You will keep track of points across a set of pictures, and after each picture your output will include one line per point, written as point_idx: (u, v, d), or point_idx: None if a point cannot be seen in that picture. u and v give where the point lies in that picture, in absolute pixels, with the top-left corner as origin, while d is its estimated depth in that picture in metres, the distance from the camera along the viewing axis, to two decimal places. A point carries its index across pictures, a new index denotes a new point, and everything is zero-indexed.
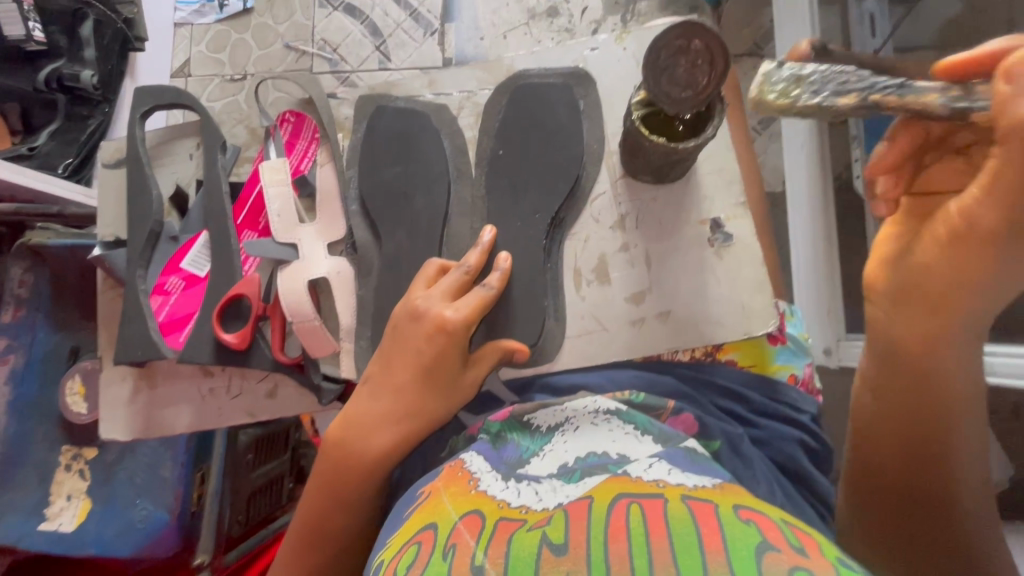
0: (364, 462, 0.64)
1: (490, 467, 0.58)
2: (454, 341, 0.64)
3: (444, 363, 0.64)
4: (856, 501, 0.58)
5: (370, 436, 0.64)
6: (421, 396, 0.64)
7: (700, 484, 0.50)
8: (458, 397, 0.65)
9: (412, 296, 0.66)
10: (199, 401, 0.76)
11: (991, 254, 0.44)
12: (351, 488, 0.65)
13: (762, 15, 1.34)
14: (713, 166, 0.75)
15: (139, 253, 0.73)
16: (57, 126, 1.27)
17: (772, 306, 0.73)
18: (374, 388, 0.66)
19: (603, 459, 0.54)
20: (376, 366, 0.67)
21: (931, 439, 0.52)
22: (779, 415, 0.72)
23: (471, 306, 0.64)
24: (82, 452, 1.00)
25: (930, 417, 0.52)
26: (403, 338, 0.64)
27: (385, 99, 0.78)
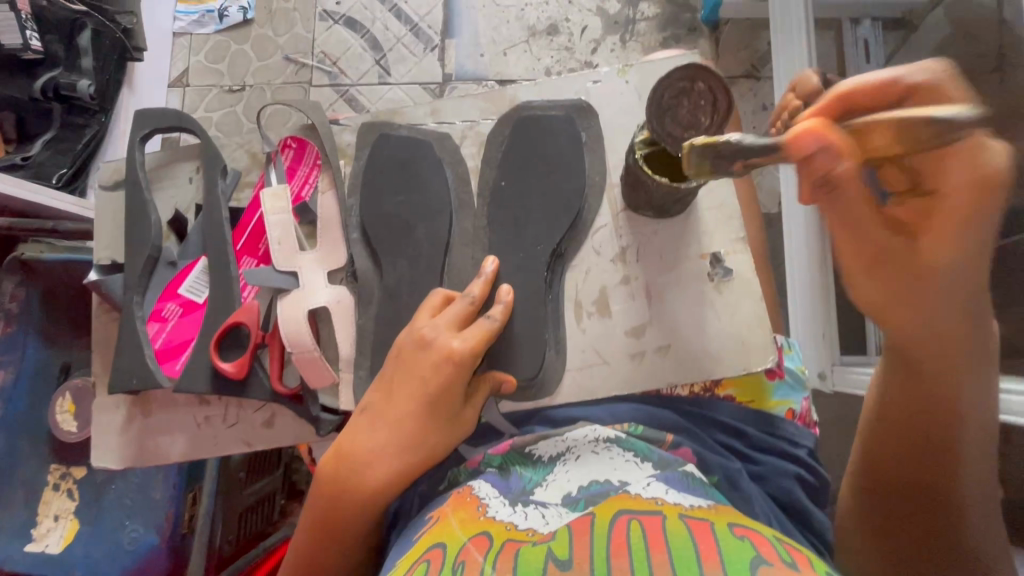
0: (364, 495, 0.64)
1: (497, 493, 0.63)
2: (460, 372, 0.64)
3: (449, 393, 0.64)
4: (863, 500, 0.67)
5: (370, 470, 0.63)
6: (422, 428, 0.64)
7: (694, 504, 0.55)
8: (457, 430, 0.66)
9: (418, 323, 0.66)
10: (193, 429, 0.75)
11: (925, 283, 0.56)
12: (347, 519, 0.64)
13: (760, 39, 1.36)
14: (713, 202, 0.77)
15: (138, 278, 0.73)
16: (51, 135, 1.24)
17: (771, 341, 0.75)
18: (372, 418, 0.65)
19: (604, 487, 0.60)
20: (375, 394, 0.66)
21: (926, 440, 0.61)
22: (776, 449, 0.75)
23: (477, 337, 0.64)
24: (71, 471, 0.98)
25: (915, 420, 0.61)
26: (410, 363, 0.64)
27: (389, 126, 0.78)
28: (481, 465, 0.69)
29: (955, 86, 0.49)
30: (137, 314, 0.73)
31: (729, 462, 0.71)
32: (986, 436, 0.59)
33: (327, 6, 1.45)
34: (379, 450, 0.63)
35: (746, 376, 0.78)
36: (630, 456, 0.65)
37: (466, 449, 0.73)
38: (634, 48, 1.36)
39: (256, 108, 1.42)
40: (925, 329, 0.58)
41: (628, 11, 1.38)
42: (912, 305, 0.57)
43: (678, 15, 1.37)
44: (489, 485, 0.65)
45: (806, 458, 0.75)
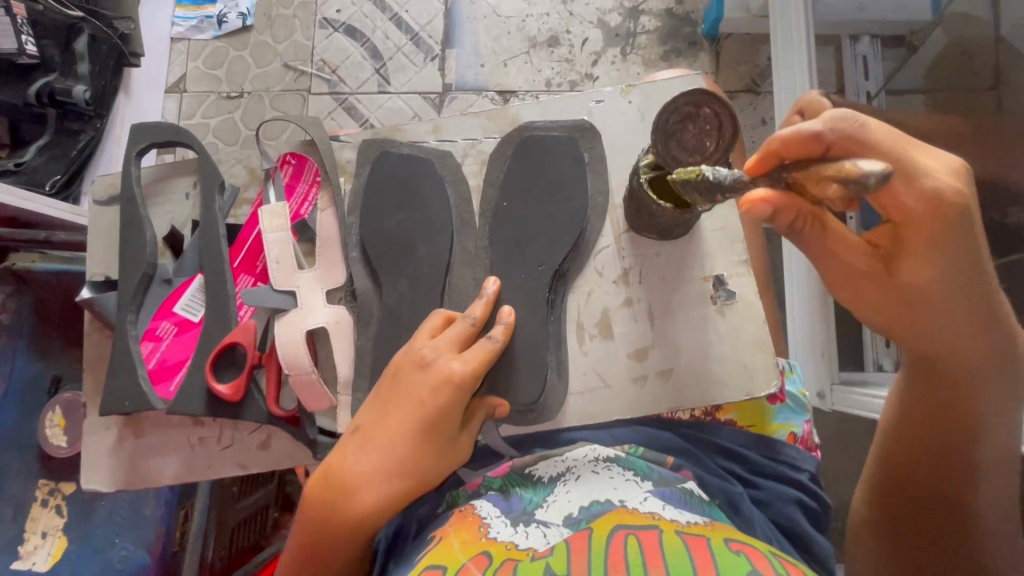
0: (356, 524, 0.61)
1: (499, 512, 0.63)
2: (459, 396, 0.62)
3: (446, 417, 0.62)
4: (879, 505, 0.69)
5: (361, 497, 0.60)
6: (416, 452, 0.61)
7: (691, 521, 0.56)
8: (454, 456, 0.64)
9: (416, 344, 0.65)
10: (187, 450, 0.76)
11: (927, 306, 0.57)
12: (337, 547, 0.62)
13: (760, 54, 1.36)
14: (717, 225, 0.77)
15: (131, 297, 0.73)
16: (45, 141, 1.23)
17: (773, 365, 0.75)
18: (363, 442, 0.62)
19: (605, 506, 0.59)
20: (368, 415, 0.64)
21: (943, 447, 0.63)
22: (777, 474, 0.75)
23: (477, 360, 0.63)
24: (59, 487, 0.96)
25: (932, 426, 0.64)
26: (408, 384, 0.62)
27: (390, 144, 0.77)
28: (481, 488, 0.68)
29: (871, 133, 0.50)
30: (130, 333, 0.73)
31: (730, 485, 0.70)
32: (1000, 438, 0.63)
33: (327, 14, 1.44)
34: (371, 475, 0.60)
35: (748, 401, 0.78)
36: (630, 475, 0.65)
37: (466, 471, 0.72)
38: (634, 61, 1.36)
39: (254, 116, 1.41)
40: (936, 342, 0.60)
41: (628, 24, 1.38)
42: (915, 326, 0.59)
43: (678, 29, 1.37)
44: (491, 504, 0.64)
45: (808, 483, 0.74)
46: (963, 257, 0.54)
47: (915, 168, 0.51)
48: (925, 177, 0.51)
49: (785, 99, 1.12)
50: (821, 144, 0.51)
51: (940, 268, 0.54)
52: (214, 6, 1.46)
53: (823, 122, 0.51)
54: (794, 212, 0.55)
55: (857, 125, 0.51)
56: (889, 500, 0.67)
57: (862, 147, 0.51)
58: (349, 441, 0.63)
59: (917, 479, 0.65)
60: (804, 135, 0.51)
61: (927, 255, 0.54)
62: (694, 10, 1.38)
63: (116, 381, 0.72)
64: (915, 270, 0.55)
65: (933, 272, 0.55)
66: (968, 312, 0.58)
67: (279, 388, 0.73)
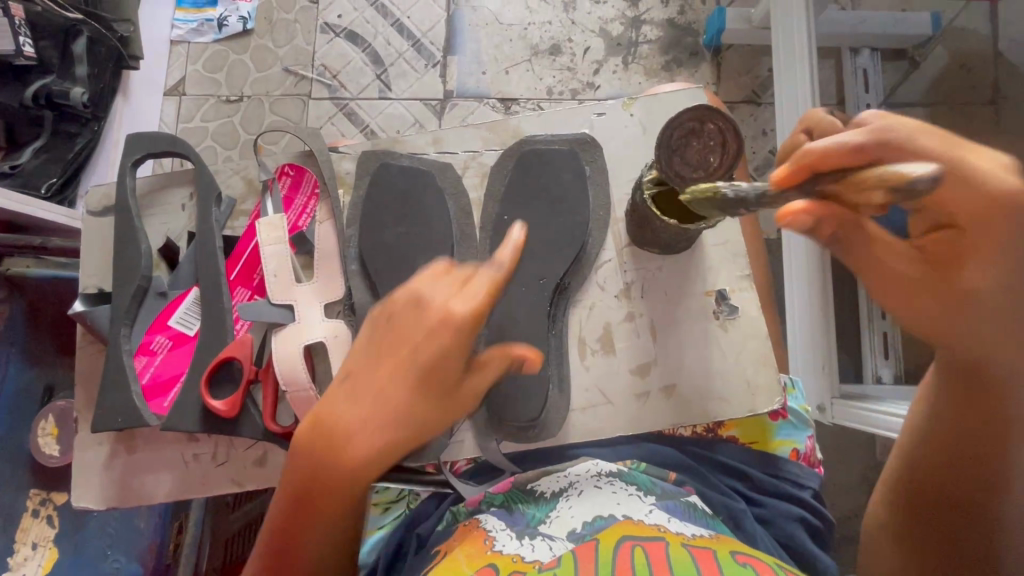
0: (352, 479, 0.55)
1: (503, 526, 0.62)
2: (455, 339, 0.52)
3: (443, 366, 0.53)
4: (902, 520, 0.61)
5: (354, 448, 0.54)
6: (415, 400, 0.54)
7: (696, 533, 0.57)
8: (457, 408, 0.56)
9: (416, 278, 0.56)
10: (182, 466, 0.76)
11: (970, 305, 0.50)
12: (326, 506, 0.55)
13: (761, 65, 1.36)
14: (719, 239, 0.76)
15: (125, 311, 0.73)
16: (42, 143, 1.20)
17: (777, 382, 0.75)
18: (350, 389, 0.54)
19: (608, 521, 0.58)
20: (354, 360, 0.55)
21: (983, 456, 0.55)
22: (779, 492, 0.74)
23: (478, 297, 0.52)
24: (52, 497, 0.96)
25: (976, 436, 0.55)
26: (403, 326, 0.54)
27: (390, 155, 0.77)
28: (482, 504, 0.67)
29: (920, 143, 0.48)
30: (124, 347, 0.72)
31: (732, 501, 0.70)
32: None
33: (328, 18, 1.43)
34: (363, 427, 0.53)
35: (751, 418, 0.77)
36: (633, 490, 0.64)
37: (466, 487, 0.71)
38: (636, 70, 1.36)
39: (253, 120, 1.40)
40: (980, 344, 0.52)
41: (630, 33, 1.38)
42: (954, 327, 0.52)
43: (680, 39, 1.37)
44: (495, 519, 0.63)
45: (810, 500, 0.73)
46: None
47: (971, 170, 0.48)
48: (983, 178, 0.48)
49: (787, 112, 1.12)
50: (862, 154, 0.48)
51: (1002, 273, 0.49)
52: (214, 9, 1.46)
53: (857, 134, 0.48)
54: (835, 220, 0.50)
55: (890, 135, 0.48)
56: (918, 517, 0.60)
57: (898, 151, 0.48)
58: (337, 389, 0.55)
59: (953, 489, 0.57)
60: (837, 148, 0.48)
61: (989, 257, 0.49)
62: (696, 20, 1.38)
63: (111, 393, 0.71)
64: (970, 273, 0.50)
65: (994, 275, 0.49)
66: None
67: (276, 404, 0.72)
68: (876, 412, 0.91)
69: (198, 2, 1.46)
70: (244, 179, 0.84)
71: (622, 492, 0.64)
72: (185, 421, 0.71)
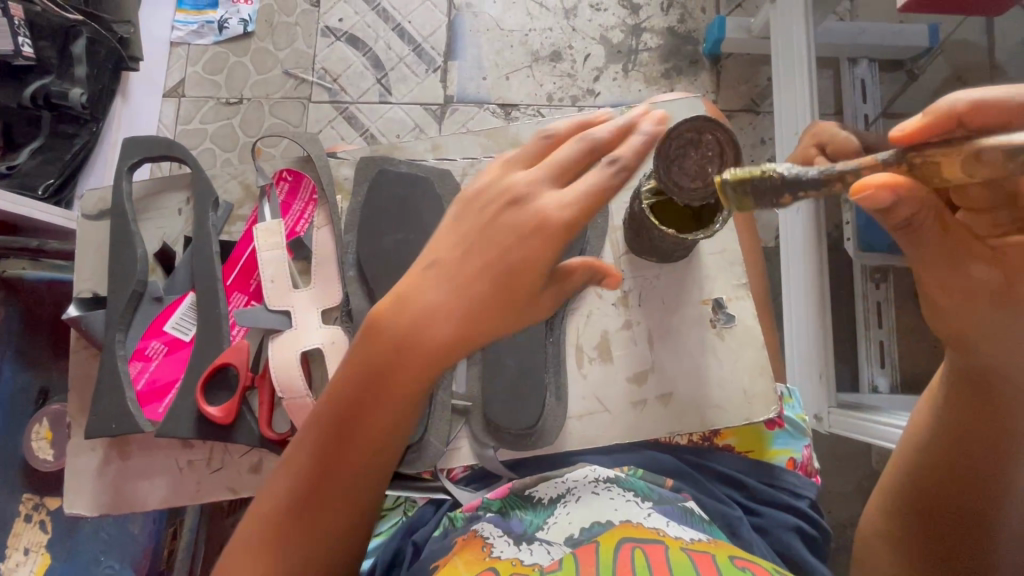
0: (420, 369, 0.55)
1: (501, 532, 0.61)
2: (551, 241, 0.52)
3: (529, 265, 0.53)
4: (897, 517, 0.62)
5: (423, 343, 0.54)
6: (494, 295, 0.53)
7: (695, 538, 0.57)
8: (531, 314, 0.55)
9: (510, 177, 0.55)
10: (175, 473, 0.75)
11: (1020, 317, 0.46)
12: (386, 397, 0.55)
13: (760, 74, 1.36)
14: (717, 248, 0.76)
15: (120, 315, 0.72)
16: (40, 143, 1.19)
17: (773, 391, 0.75)
18: (438, 275, 0.54)
19: (605, 527, 0.58)
20: (440, 248, 0.55)
21: (980, 468, 0.56)
22: (778, 502, 0.73)
23: (580, 197, 0.51)
24: (44, 502, 0.96)
25: (982, 443, 0.55)
26: (497, 222, 0.54)
27: (389, 161, 0.76)
28: (479, 509, 0.66)
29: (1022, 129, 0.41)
30: (119, 353, 0.72)
31: (729, 508, 0.70)
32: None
33: (329, 22, 1.43)
34: (436, 321, 0.54)
35: (747, 426, 0.77)
36: (630, 496, 0.64)
37: (463, 494, 0.70)
38: (636, 77, 1.37)
39: (252, 122, 1.40)
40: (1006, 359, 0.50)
41: (630, 41, 1.38)
42: (990, 339, 0.49)
43: (680, 47, 1.38)
44: (492, 525, 0.63)
45: (806, 509, 0.73)
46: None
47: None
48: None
49: (786, 122, 1.12)
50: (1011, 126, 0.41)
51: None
52: (214, 12, 1.45)
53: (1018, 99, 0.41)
54: (917, 203, 0.41)
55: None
56: (910, 515, 0.61)
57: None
58: (424, 276, 0.55)
59: (948, 492, 0.58)
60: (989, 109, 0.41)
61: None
62: (696, 29, 1.38)
63: (105, 398, 0.71)
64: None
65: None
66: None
67: (272, 410, 0.72)
68: (871, 420, 0.90)
69: (198, 4, 1.46)
70: (241, 184, 0.84)
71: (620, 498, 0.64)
72: (180, 427, 0.70)
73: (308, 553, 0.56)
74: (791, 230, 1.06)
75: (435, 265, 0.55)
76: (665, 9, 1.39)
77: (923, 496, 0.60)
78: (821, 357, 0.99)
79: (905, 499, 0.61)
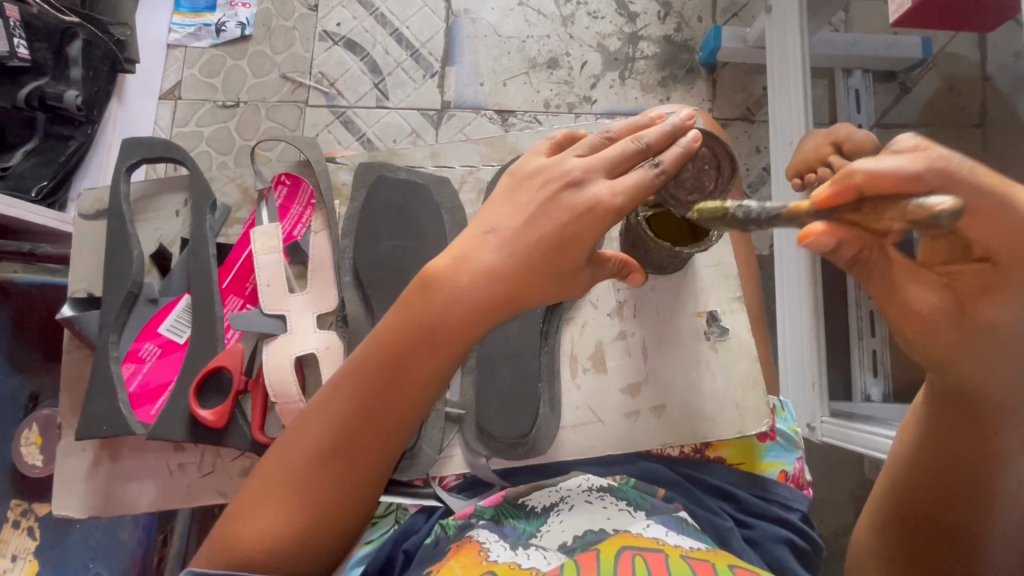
0: (458, 326, 0.58)
1: (496, 537, 0.61)
2: (599, 225, 0.57)
3: (579, 241, 0.57)
4: (884, 528, 0.63)
5: (461, 310, 0.58)
6: (539, 259, 0.58)
7: (693, 546, 0.57)
8: (570, 286, 0.60)
9: (567, 162, 0.59)
10: (166, 477, 0.74)
11: (990, 337, 0.49)
12: (424, 351, 0.59)
13: (755, 83, 1.38)
14: (711, 261, 0.77)
15: (114, 316, 0.72)
16: (34, 145, 1.19)
17: (766, 404, 0.75)
18: (498, 239, 0.59)
19: (600, 535, 0.59)
20: (502, 215, 0.60)
21: (970, 476, 0.56)
22: (770, 514, 0.73)
23: (632, 188, 0.55)
24: (34, 507, 0.94)
25: (965, 453, 0.56)
26: (551, 206, 0.58)
27: (387, 167, 0.77)
28: (472, 517, 0.66)
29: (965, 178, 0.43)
30: (112, 354, 0.71)
31: (720, 519, 0.70)
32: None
33: (327, 26, 1.44)
34: (488, 279, 0.58)
35: (739, 439, 0.78)
36: (623, 505, 0.64)
37: (455, 501, 0.70)
38: (632, 85, 1.37)
39: (249, 126, 1.40)
40: (985, 375, 0.51)
41: (627, 49, 1.39)
42: (967, 356, 0.51)
43: (676, 56, 1.39)
44: (487, 530, 0.62)
45: (798, 523, 0.73)
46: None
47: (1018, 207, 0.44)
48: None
49: (781, 131, 1.13)
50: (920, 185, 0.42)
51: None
52: (212, 15, 1.45)
53: (910, 162, 0.42)
54: (857, 244, 0.46)
55: (948, 165, 0.43)
56: (899, 525, 0.61)
57: (955, 185, 0.43)
58: (482, 239, 0.59)
59: (936, 509, 0.59)
60: (896, 175, 0.41)
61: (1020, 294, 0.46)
62: (692, 38, 1.39)
63: (97, 400, 0.70)
64: (991, 307, 0.48)
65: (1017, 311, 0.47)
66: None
67: (265, 414, 0.71)
68: (862, 428, 0.91)
69: (196, 6, 1.46)
70: (240, 188, 0.83)
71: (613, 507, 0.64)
72: (171, 431, 0.69)
73: (309, 497, 0.57)
74: (785, 239, 1.07)
75: (495, 231, 0.59)
76: (662, 17, 1.40)
77: (912, 512, 0.60)
78: (815, 367, 0.99)
79: (895, 514, 0.62)
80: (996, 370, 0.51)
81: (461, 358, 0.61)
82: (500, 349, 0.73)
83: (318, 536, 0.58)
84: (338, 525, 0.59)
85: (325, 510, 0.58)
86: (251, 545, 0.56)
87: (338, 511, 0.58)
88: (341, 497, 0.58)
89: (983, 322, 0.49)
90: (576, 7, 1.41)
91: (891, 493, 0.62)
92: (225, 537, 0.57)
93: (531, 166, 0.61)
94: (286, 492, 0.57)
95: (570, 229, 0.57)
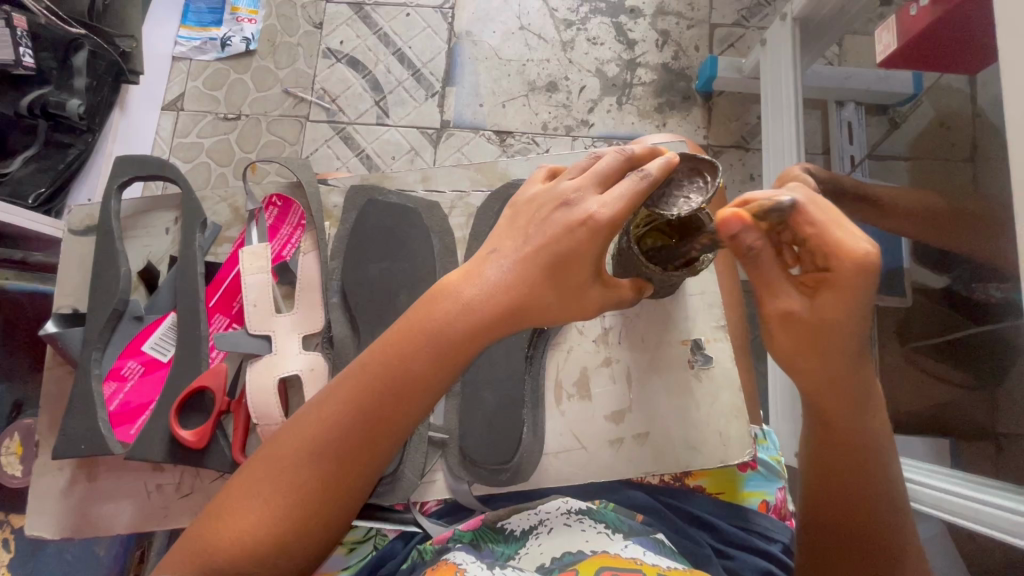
0: (446, 339, 0.59)
1: (473, 558, 0.59)
2: (592, 241, 0.57)
3: (564, 268, 0.58)
4: (812, 549, 0.66)
5: (453, 330, 0.59)
6: (540, 284, 0.58)
7: (671, 564, 0.58)
8: (576, 307, 0.60)
9: (560, 184, 0.60)
10: (142, 496, 0.74)
11: (828, 353, 0.57)
12: (416, 361, 0.59)
13: (750, 112, 1.39)
14: (697, 288, 0.78)
15: (98, 335, 0.72)
16: (34, 151, 1.19)
17: (748, 435, 0.75)
18: (498, 260, 0.60)
19: (577, 556, 0.58)
20: (504, 238, 0.61)
21: (852, 470, 0.63)
22: (750, 544, 0.72)
23: (619, 202, 0.55)
24: (9, 519, 0.96)
25: (851, 457, 0.62)
26: (532, 236, 0.59)
27: (379, 191, 0.78)
28: (450, 541, 0.65)
29: (813, 210, 0.54)
30: (93, 371, 0.71)
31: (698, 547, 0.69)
32: (893, 480, 0.63)
33: (330, 44, 1.46)
34: (490, 297, 0.59)
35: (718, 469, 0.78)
36: (601, 528, 0.63)
37: (433, 525, 0.69)
38: (630, 110, 1.39)
39: (250, 139, 1.41)
40: (824, 380, 0.59)
41: (626, 75, 1.41)
42: (813, 369, 0.58)
43: (673, 83, 1.41)
44: (464, 553, 0.60)
45: (779, 554, 0.72)
46: (857, 329, 0.56)
47: (843, 229, 0.53)
48: (847, 241, 0.53)
49: (774, 162, 1.14)
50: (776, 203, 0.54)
51: (842, 319, 0.55)
52: (218, 29, 1.48)
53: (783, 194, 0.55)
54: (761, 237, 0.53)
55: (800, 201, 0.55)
56: (820, 532, 0.66)
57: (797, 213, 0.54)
58: (485, 261, 0.61)
59: (830, 515, 0.65)
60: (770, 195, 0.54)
61: (839, 305, 0.54)
62: (689, 66, 1.42)
63: (76, 417, 0.70)
64: (823, 310, 0.55)
65: (842, 322, 0.55)
66: (856, 364, 0.58)
67: (245, 435, 0.72)
68: None
69: (203, 21, 1.48)
70: (231, 206, 0.84)
71: (591, 530, 0.63)
72: (151, 447, 0.70)
73: (293, 495, 0.57)
74: None
75: (499, 251, 0.60)
76: (660, 45, 1.42)
77: (825, 524, 0.65)
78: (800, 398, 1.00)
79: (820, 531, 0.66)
80: (843, 376, 0.58)
81: (461, 368, 0.61)
82: (484, 373, 0.74)
83: (296, 533, 0.57)
84: (317, 529, 0.58)
85: (309, 514, 0.57)
86: (231, 543, 0.55)
87: (322, 513, 0.58)
88: (325, 500, 0.58)
89: (822, 334, 0.56)
90: (576, 33, 1.44)
91: (809, 514, 0.67)
92: (203, 537, 0.56)
93: (518, 203, 0.63)
94: (269, 492, 0.57)
95: (554, 256, 0.58)
